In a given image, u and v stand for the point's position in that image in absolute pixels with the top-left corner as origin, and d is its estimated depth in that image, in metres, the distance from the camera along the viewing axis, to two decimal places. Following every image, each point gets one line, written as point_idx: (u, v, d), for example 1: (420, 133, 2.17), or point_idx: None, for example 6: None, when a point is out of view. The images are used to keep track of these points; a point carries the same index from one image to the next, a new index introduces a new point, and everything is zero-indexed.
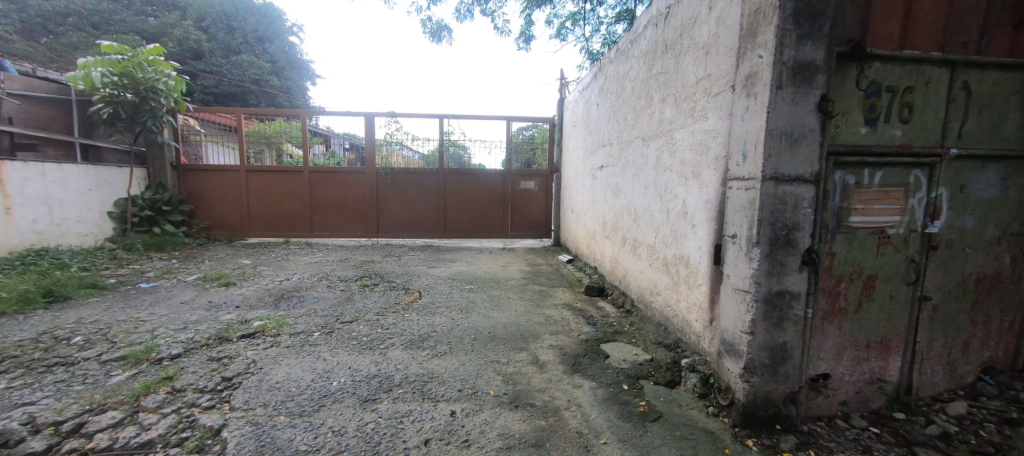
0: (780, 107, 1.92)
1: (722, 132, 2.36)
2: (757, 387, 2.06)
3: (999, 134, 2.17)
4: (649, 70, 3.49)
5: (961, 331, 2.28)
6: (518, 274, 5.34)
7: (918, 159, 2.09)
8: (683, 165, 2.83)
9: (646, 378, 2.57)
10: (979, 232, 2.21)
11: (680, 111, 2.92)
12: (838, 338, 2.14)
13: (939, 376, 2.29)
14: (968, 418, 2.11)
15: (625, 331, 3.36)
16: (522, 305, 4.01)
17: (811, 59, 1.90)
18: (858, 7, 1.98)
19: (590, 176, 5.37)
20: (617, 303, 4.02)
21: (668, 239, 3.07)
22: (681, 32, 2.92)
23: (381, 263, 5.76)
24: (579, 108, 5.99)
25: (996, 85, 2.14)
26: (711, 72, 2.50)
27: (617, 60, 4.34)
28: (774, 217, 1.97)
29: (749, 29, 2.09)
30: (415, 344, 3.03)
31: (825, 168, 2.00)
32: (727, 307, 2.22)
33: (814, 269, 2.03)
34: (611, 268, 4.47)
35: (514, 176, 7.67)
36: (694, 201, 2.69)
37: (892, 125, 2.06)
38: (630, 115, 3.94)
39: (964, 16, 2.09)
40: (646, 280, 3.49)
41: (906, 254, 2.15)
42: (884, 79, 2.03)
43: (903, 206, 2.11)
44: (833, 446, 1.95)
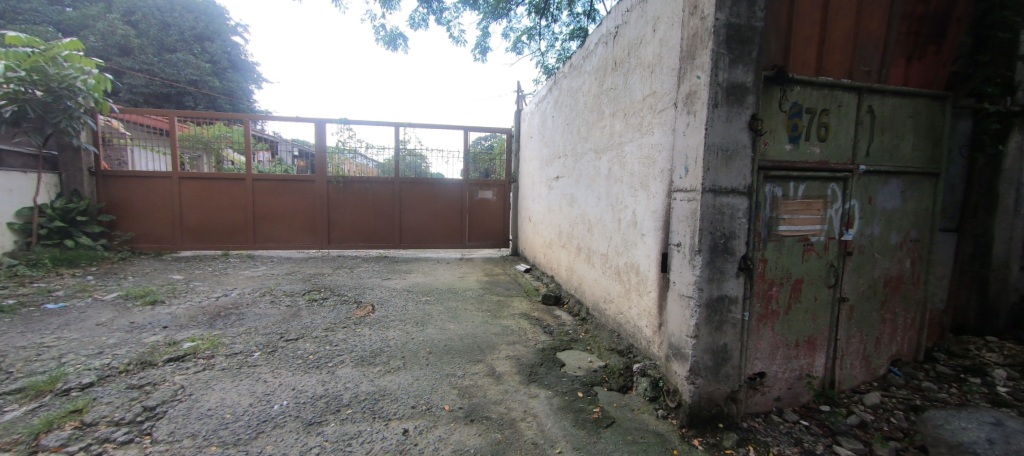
0: (717, 124, 2.06)
1: (666, 146, 2.49)
2: (701, 388, 2.16)
3: (898, 153, 2.47)
4: (600, 86, 3.64)
5: (874, 327, 2.54)
6: (476, 284, 5.29)
7: (834, 174, 2.32)
8: (632, 177, 2.96)
9: (600, 384, 2.63)
10: (885, 239, 2.49)
11: (629, 125, 3.05)
12: (771, 338, 2.31)
13: (857, 370, 2.53)
14: (881, 407, 2.34)
15: (580, 339, 3.42)
16: (480, 316, 3.97)
17: (741, 81, 2.07)
18: (780, 36, 2.19)
19: (546, 186, 5.47)
20: (573, 311, 4.09)
21: (620, 247, 3.18)
22: (629, 52, 3.07)
23: (331, 276, 5.50)
24: (535, 120, 6.13)
25: (894, 110, 2.44)
26: (656, 90, 2.64)
27: (570, 75, 4.49)
28: (713, 227, 2.10)
29: (688, 51, 2.25)
30: (366, 360, 2.89)
31: (756, 181, 2.17)
32: (674, 312, 2.32)
33: (749, 275, 2.19)
34: (567, 276, 4.55)
35: (472, 186, 7.66)
36: (642, 212, 2.81)
37: (811, 143, 2.27)
38: (583, 128, 4.08)
39: (869, 49, 2.37)
40: (600, 288, 3.58)
41: (827, 259, 2.37)
42: (804, 102, 2.24)
43: (822, 215, 2.34)
44: (769, 441, 2.08)
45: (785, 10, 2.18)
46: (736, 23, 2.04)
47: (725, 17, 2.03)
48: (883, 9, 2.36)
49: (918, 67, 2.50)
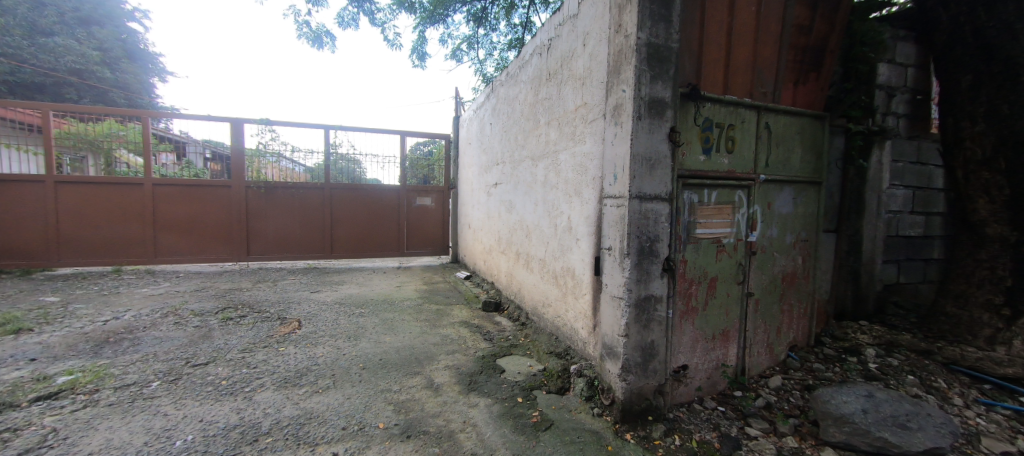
0: (641, 135, 2.21)
1: (597, 154, 2.62)
2: (632, 384, 2.27)
3: (789, 164, 2.83)
4: (535, 95, 3.73)
5: (775, 318, 2.87)
6: (414, 294, 5.12)
7: (740, 182, 2.59)
8: (567, 184, 3.06)
9: (539, 388, 2.66)
10: (782, 239, 2.83)
11: (562, 134, 3.16)
12: (692, 333, 2.51)
13: (763, 357, 2.84)
14: (782, 389, 2.64)
15: (520, 344, 3.45)
16: (418, 326, 3.84)
17: (661, 96, 2.24)
18: (692, 58, 2.41)
19: (486, 193, 5.47)
20: (512, 317, 4.13)
21: (556, 252, 3.27)
22: (562, 64, 3.19)
23: (250, 291, 4.99)
24: (473, 127, 6.14)
25: (785, 126, 2.79)
26: (587, 101, 2.77)
27: (507, 83, 4.56)
28: (640, 231, 2.24)
29: (615, 66, 2.39)
30: (290, 381, 2.66)
31: (676, 188, 2.36)
32: (606, 313, 2.43)
33: (671, 275, 2.36)
34: (507, 282, 4.58)
35: (410, 192, 7.44)
36: (576, 217, 2.92)
37: (721, 155, 2.52)
38: (520, 136, 4.15)
39: (765, 73, 2.70)
40: (539, 293, 3.65)
41: (736, 259, 2.64)
42: (714, 117, 2.49)
43: (732, 219, 2.60)
44: (691, 429, 2.25)
45: (696, 34, 2.40)
46: (655, 43, 2.21)
47: (645, 36, 2.18)
48: (775, 39, 2.70)
49: (803, 90, 2.89)
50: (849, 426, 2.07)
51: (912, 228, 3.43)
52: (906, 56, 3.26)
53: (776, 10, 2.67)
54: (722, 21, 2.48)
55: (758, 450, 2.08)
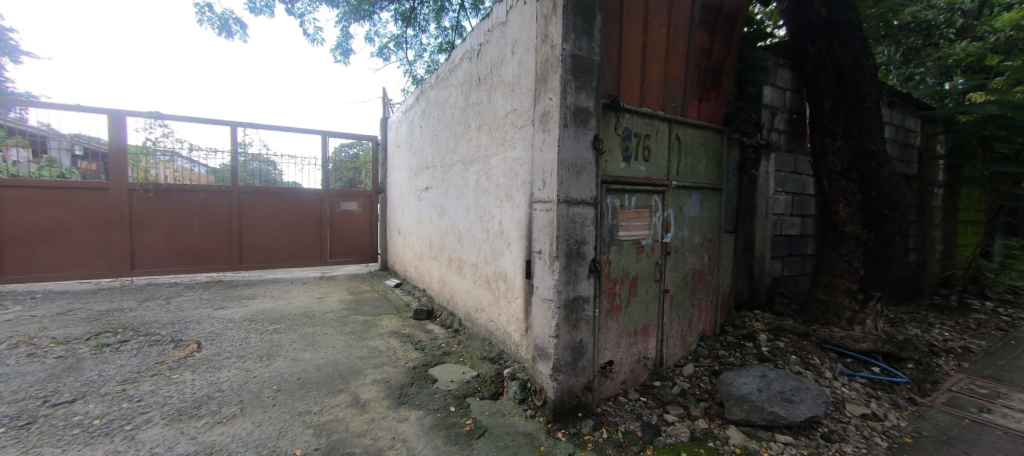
0: (567, 142, 2.29)
1: (527, 160, 2.67)
2: (563, 383, 2.34)
3: (696, 172, 3.14)
4: (466, 100, 3.72)
5: (687, 312, 3.15)
6: (338, 305, 4.77)
7: (655, 187, 2.81)
8: (498, 188, 3.08)
9: (472, 395, 2.62)
10: (691, 240, 3.12)
11: (493, 140, 3.18)
12: (617, 330, 2.65)
13: (678, 347, 3.10)
14: (694, 376, 2.91)
15: (453, 351, 3.38)
16: (342, 340, 3.58)
17: (585, 106, 2.35)
18: (613, 71, 2.56)
19: (416, 197, 5.32)
20: (445, 324, 4.04)
21: (488, 257, 3.27)
22: (491, 69, 3.22)
23: (134, 312, 4.27)
24: (402, 129, 5.96)
25: (692, 138, 3.10)
26: (516, 107, 2.82)
27: (437, 86, 4.49)
28: (568, 234, 2.32)
29: (542, 75, 2.46)
30: (186, 413, 2.31)
31: (600, 193, 2.48)
32: (538, 316, 2.47)
33: (597, 276, 2.48)
34: (439, 289, 4.48)
35: (333, 196, 6.97)
36: (507, 221, 2.95)
37: (639, 162, 2.71)
38: (450, 140, 4.10)
39: (674, 89, 2.97)
40: (472, 298, 3.62)
41: (654, 259, 2.85)
42: (632, 127, 2.67)
43: (649, 222, 2.80)
44: (617, 421, 2.37)
45: (616, 50, 2.57)
46: (579, 55, 2.31)
47: (570, 48, 2.28)
48: (682, 59, 2.98)
49: (706, 107, 3.24)
50: (748, 404, 2.33)
51: (792, 228, 4.01)
52: (784, 81, 3.81)
53: (682, 34, 2.95)
54: (637, 39, 2.68)
55: (675, 434, 2.26)
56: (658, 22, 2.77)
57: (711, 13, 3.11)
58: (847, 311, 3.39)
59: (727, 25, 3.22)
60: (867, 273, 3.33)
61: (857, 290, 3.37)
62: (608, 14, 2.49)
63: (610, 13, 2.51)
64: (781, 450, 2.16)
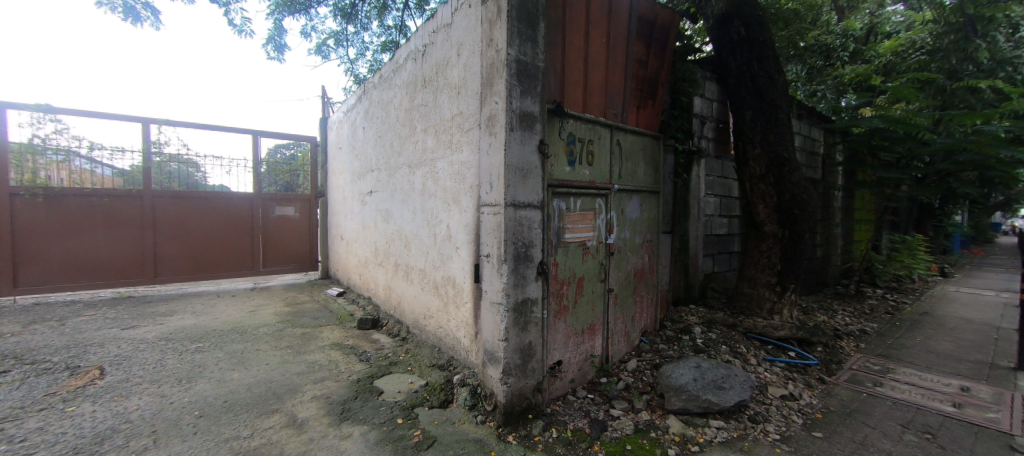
0: (513, 145, 2.31)
1: (474, 164, 2.65)
2: (513, 386, 2.34)
3: (636, 176, 3.30)
4: (410, 101, 3.63)
5: (630, 309, 3.30)
6: (272, 318, 4.42)
7: (599, 191, 2.92)
8: (445, 192, 3.03)
9: (420, 405, 2.54)
10: (632, 240, 3.27)
11: (439, 142, 3.13)
12: (564, 330, 2.71)
13: (622, 344, 3.23)
14: (637, 370, 3.05)
15: (400, 360, 3.26)
16: (277, 356, 3.32)
17: (530, 111, 2.38)
18: (557, 77, 2.63)
19: (359, 202, 5.09)
20: (392, 332, 3.90)
21: (436, 262, 3.21)
22: (437, 71, 3.17)
23: (17, 337, 3.64)
24: (344, 131, 5.68)
25: (632, 144, 3.26)
26: (463, 110, 2.79)
27: (381, 87, 4.34)
28: (515, 237, 2.33)
29: (487, 78, 2.46)
30: (83, 450, 2.00)
31: (546, 196, 2.53)
32: (487, 320, 2.46)
33: (545, 278, 2.52)
34: (385, 296, 4.32)
35: (266, 201, 6.47)
36: (455, 225, 2.91)
37: (583, 167, 2.80)
38: (395, 143, 3.97)
39: (614, 97, 3.11)
40: (419, 305, 3.52)
41: (598, 259, 2.95)
42: (576, 132, 2.75)
43: (594, 224, 2.90)
44: (566, 420, 2.42)
45: (559, 57, 2.64)
46: (523, 60, 2.35)
47: (514, 53, 2.30)
48: (621, 69, 3.13)
49: (644, 114, 3.43)
50: (685, 394, 2.48)
51: (720, 227, 4.36)
52: (711, 93, 4.15)
53: (621, 45, 3.11)
54: (579, 48, 2.77)
55: (620, 428, 2.34)
56: (598, 33, 2.89)
57: (646, 27, 3.30)
58: (768, 302, 3.74)
59: (660, 39, 3.44)
60: (784, 268, 3.70)
61: (776, 283, 3.73)
62: (551, 22, 2.56)
63: (553, 21, 2.58)
64: (715, 434, 2.32)
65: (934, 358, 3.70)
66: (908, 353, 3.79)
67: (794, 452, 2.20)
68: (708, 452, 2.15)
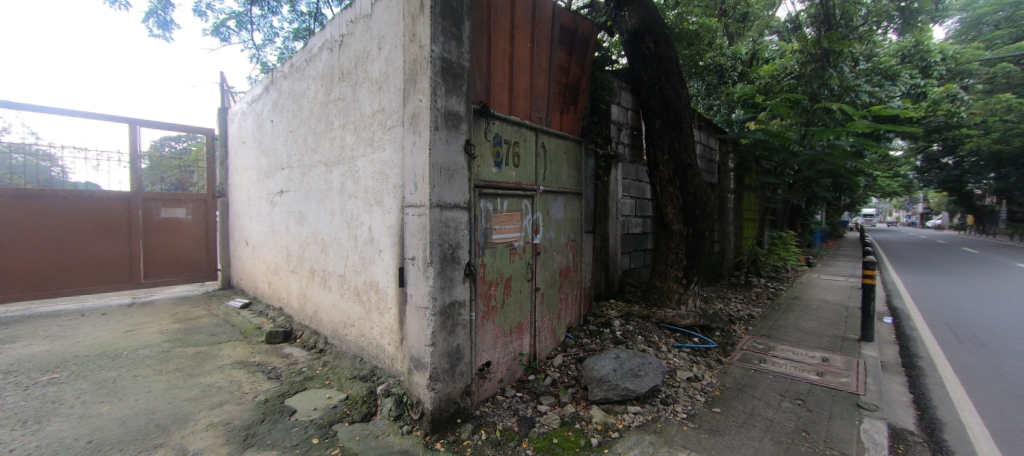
0: (438, 145, 2.24)
1: (397, 163, 2.54)
2: (441, 392, 2.28)
3: (559, 178, 3.43)
4: (326, 94, 3.38)
5: (555, 307, 3.42)
6: (157, 338, 3.79)
7: (525, 192, 2.97)
8: (366, 192, 2.86)
9: (339, 421, 2.36)
10: (557, 240, 3.40)
11: (359, 139, 2.95)
12: (493, 330, 2.71)
13: (548, 341, 3.33)
14: (562, 365, 3.17)
15: (317, 374, 3.01)
16: (162, 381, 2.85)
17: (455, 110, 2.34)
18: (482, 78, 2.63)
19: (267, 203, 4.60)
20: (307, 344, 3.59)
21: (357, 266, 3.01)
22: (355, 64, 2.98)
23: None
24: (248, 124, 5.10)
25: (555, 147, 3.38)
26: (384, 107, 2.66)
27: (292, 77, 3.97)
28: (442, 239, 2.27)
29: (411, 74, 2.37)
30: None
31: (472, 197, 2.50)
32: (413, 325, 2.37)
33: (472, 279, 2.49)
34: (299, 305, 3.96)
35: (148, 201, 5.56)
36: (377, 227, 2.76)
37: (509, 168, 2.83)
38: (309, 139, 3.66)
39: (539, 101, 3.19)
40: (339, 313, 3.29)
41: (525, 259, 3.01)
42: (501, 134, 2.77)
43: (520, 225, 2.95)
44: (494, 421, 2.42)
45: (485, 59, 2.64)
46: (448, 58, 2.30)
47: (439, 50, 2.25)
48: (545, 74, 3.23)
49: (566, 119, 3.58)
50: (607, 384, 2.63)
51: (635, 227, 4.73)
52: (625, 102, 4.48)
53: (544, 51, 3.21)
54: (505, 51, 2.81)
55: (547, 423, 2.40)
56: (523, 37, 2.95)
57: (568, 36, 3.46)
58: (676, 293, 4.14)
59: (581, 48, 3.63)
60: (688, 262, 4.12)
61: (682, 277, 4.14)
62: (475, 22, 2.54)
63: (478, 22, 2.57)
64: (632, 419, 2.49)
65: (804, 334, 4.40)
66: (784, 332, 4.46)
67: (698, 428, 2.44)
68: (627, 437, 2.29)
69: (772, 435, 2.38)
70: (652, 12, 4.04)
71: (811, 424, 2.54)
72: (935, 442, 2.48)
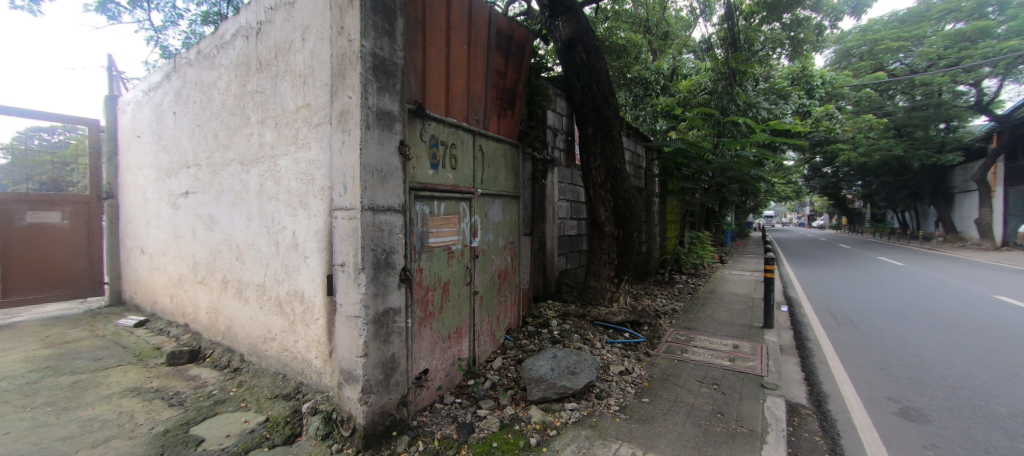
0: (369, 145, 2.13)
1: (323, 163, 2.37)
2: (374, 404, 2.16)
3: (497, 181, 3.45)
4: (241, 86, 3.06)
5: (494, 309, 3.42)
6: (19, 367, 3.14)
7: (463, 195, 2.95)
8: (288, 194, 2.64)
9: (258, 447, 2.12)
10: (495, 242, 3.41)
11: (280, 137, 2.72)
12: (430, 336, 2.63)
13: (488, 344, 3.32)
14: (502, 368, 3.18)
15: (231, 396, 2.70)
16: (27, 419, 2.35)
17: (388, 109, 2.25)
18: (417, 78, 2.56)
19: (169, 205, 4.06)
20: (218, 364, 3.21)
21: (279, 275, 2.76)
22: (276, 54, 2.74)
23: None
24: (144, 115, 4.46)
25: (493, 150, 3.39)
26: (310, 103, 2.47)
27: (199, 65, 3.55)
28: (374, 244, 2.16)
29: (339, 69, 2.22)
30: None
31: (407, 200, 2.41)
32: (342, 336, 2.22)
33: (408, 285, 2.40)
34: (210, 320, 3.54)
35: (8, 204, 4.61)
36: (302, 232, 2.55)
37: (446, 170, 2.78)
38: (221, 135, 3.30)
39: (476, 103, 3.19)
40: (257, 327, 3.00)
41: (463, 262, 2.98)
42: (438, 135, 2.72)
43: (458, 228, 2.91)
44: (432, 430, 2.35)
45: (419, 57, 2.58)
46: (380, 55, 2.20)
47: (370, 46, 2.14)
48: (482, 77, 3.24)
49: (504, 123, 3.61)
50: (544, 383, 2.68)
51: (570, 229, 4.91)
52: (560, 109, 4.65)
53: (481, 54, 3.22)
54: (441, 52, 2.77)
55: (486, 427, 2.39)
56: (459, 39, 2.93)
57: (504, 40, 3.49)
58: (609, 292, 4.37)
59: (517, 54, 3.69)
60: (620, 262, 4.37)
61: (614, 276, 4.37)
62: (409, 20, 2.47)
63: (412, 20, 2.50)
64: (569, 415, 2.57)
65: (718, 325, 4.87)
66: (702, 323, 4.90)
67: (629, 418, 2.58)
68: (564, 434, 2.35)
69: (693, 419, 2.59)
70: (584, 24, 4.24)
71: (725, 405, 2.81)
72: (821, 413, 2.88)
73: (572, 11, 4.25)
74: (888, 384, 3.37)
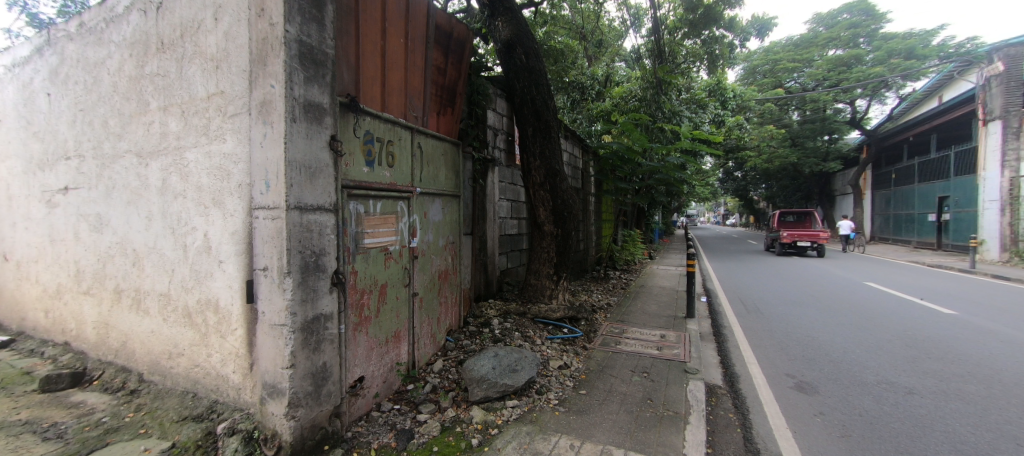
0: (296, 139, 1.97)
1: (241, 157, 2.15)
2: (303, 419, 2.01)
3: (437, 180, 3.39)
4: (138, 67, 2.68)
5: (434, 311, 3.35)
6: None
7: (400, 193, 2.85)
8: (199, 192, 2.36)
9: None
10: (435, 242, 3.34)
11: (188, 127, 2.42)
12: (366, 342, 2.51)
13: (428, 347, 3.25)
14: (443, 370, 3.13)
15: (128, 421, 2.35)
16: None
17: (317, 101, 2.10)
18: (350, 69, 2.42)
19: (43, 203, 3.43)
20: (111, 387, 2.78)
21: (188, 282, 2.46)
22: (182, 34, 2.43)
23: None
24: (7, 96, 3.72)
25: (432, 148, 3.32)
26: (224, 90, 2.23)
27: (83, 40, 3.04)
28: (302, 245, 2.00)
29: (258, 55, 2.03)
30: None
31: (340, 199, 2.28)
32: (265, 347, 2.04)
33: (341, 289, 2.26)
34: (99, 337, 3.06)
35: None
36: (216, 234, 2.29)
37: (383, 168, 2.67)
38: (112, 122, 2.85)
39: (414, 100, 3.10)
40: (161, 341, 2.64)
41: (402, 263, 2.88)
42: (373, 131, 2.59)
43: (396, 227, 2.81)
44: (369, 440, 2.25)
45: (352, 49, 2.44)
46: (307, 42, 2.05)
47: (295, 32, 1.98)
48: (420, 72, 3.15)
49: (443, 120, 3.55)
50: (486, 383, 2.68)
51: (510, 228, 4.97)
52: (499, 108, 4.68)
53: (420, 49, 3.13)
54: (376, 44, 2.64)
55: (426, 432, 2.34)
56: (396, 31, 2.82)
57: (444, 37, 3.44)
58: (548, 289, 4.49)
59: (457, 51, 3.64)
60: (558, 259, 4.51)
61: (553, 274, 4.50)
62: (342, 7, 2.32)
63: (345, 8, 2.36)
64: (510, 413, 2.61)
65: (648, 316, 5.24)
66: (634, 316, 5.23)
67: (568, 411, 2.67)
68: (505, 431, 2.37)
69: (626, 407, 2.76)
70: (523, 26, 4.30)
71: (655, 391, 3.03)
72: (734, 391, 3.23)
73: (512, 13, 4.29)
74: (787, 362, 3.85)
